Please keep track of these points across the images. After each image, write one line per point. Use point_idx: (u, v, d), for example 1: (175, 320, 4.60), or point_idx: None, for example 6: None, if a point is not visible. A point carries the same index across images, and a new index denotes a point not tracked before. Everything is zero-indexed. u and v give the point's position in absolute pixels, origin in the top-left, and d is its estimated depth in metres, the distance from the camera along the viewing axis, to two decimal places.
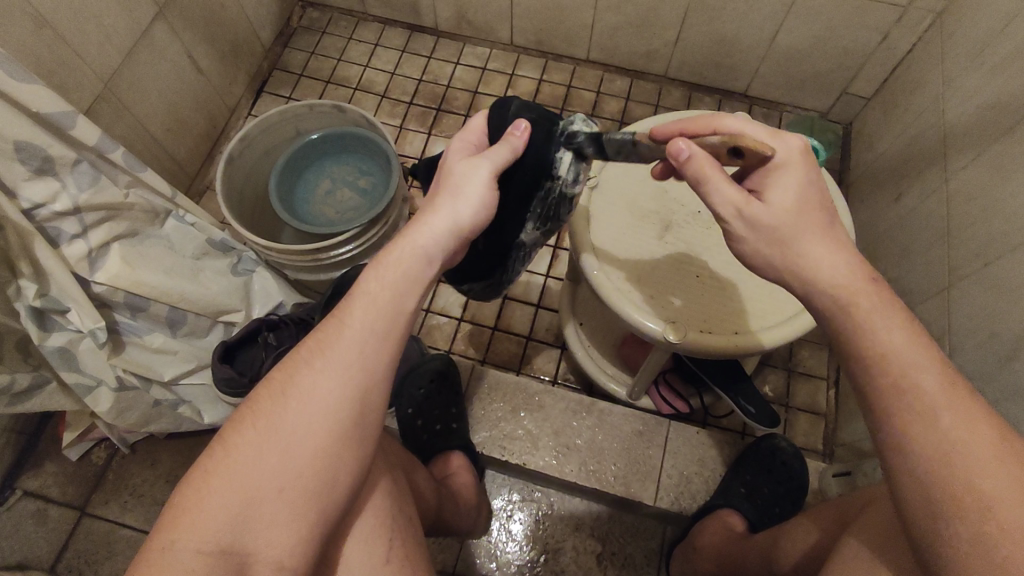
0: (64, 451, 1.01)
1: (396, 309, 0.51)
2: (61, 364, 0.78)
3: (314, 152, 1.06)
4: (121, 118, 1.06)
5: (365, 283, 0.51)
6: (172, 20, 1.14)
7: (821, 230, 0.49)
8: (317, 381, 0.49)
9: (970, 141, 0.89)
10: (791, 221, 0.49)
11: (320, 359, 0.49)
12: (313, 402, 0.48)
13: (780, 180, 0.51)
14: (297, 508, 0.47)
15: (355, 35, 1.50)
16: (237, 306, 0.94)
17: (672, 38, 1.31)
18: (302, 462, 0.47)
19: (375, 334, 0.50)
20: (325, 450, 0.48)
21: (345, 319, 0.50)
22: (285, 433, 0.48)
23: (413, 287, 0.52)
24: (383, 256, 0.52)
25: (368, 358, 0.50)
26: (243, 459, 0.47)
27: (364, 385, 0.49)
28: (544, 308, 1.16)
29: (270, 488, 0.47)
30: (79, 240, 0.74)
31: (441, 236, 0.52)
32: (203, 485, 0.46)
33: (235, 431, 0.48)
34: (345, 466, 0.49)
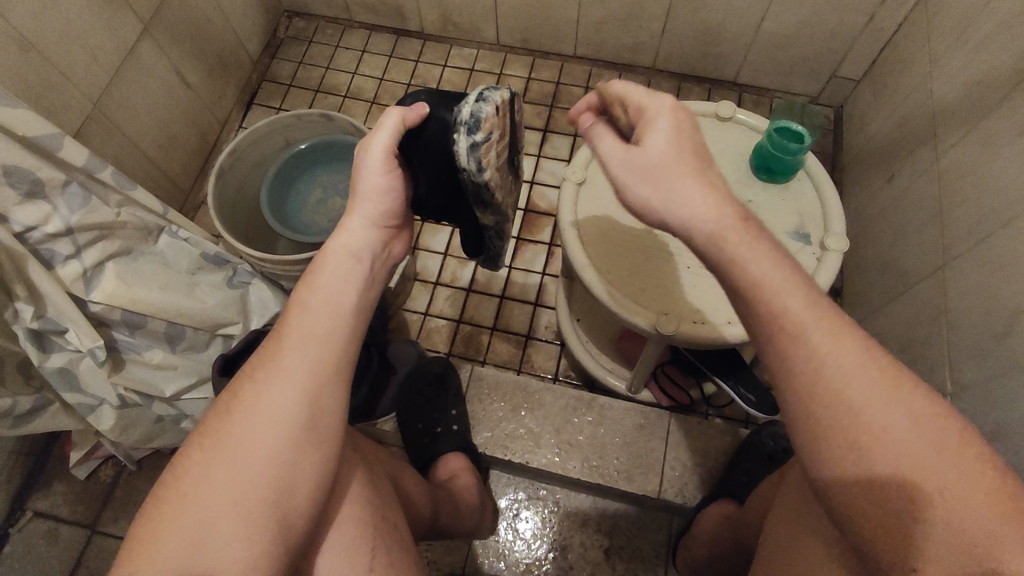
0: (71, 471, 1.02)
1: (334, 309, 0.53)
2: (61, 383, 0.80)
3: (303, 161, 1.06)
4: (112, 138, 1.07)
5: (301, 292, 0.54)
6: (158, 37, 1.14)
7: (693, 186, 0.48)
8: (262, 390, 0.50)
9: (957, 118, 0.88)
10: (662, 180, 0.49)
11: (264, 370, 0.51)
12: (262, 411, 0.50)
13: (648, 133, 0.51)
14: (254, 519, 0.48)
15: (342, 42, 1.51)
16: (233, 318, 0.94)
17: (658, 30, 1.30)
18: (254, 472, 0.48)
19: (315, 338, 0.52)
20: (277, 455, 0.49)
21: (283, 329, 0.52)
22: (234, 446, 0.49)
23: (348, 284, 0.54)
24: (315, 264, 0.55)
25: (311, 361, 0.51)
26: (196, 479, 0.48)
27: (310, 387, 0.51)
28: (542, 306, 1.16)
29: (224, 503, 0.47)
30: (72, 261, 0.75)
31: (364, 233, 0.56)
32: (159, 510, 0.47)
33: (186, 453, 0.49)
34: (300, 470, 0.50)
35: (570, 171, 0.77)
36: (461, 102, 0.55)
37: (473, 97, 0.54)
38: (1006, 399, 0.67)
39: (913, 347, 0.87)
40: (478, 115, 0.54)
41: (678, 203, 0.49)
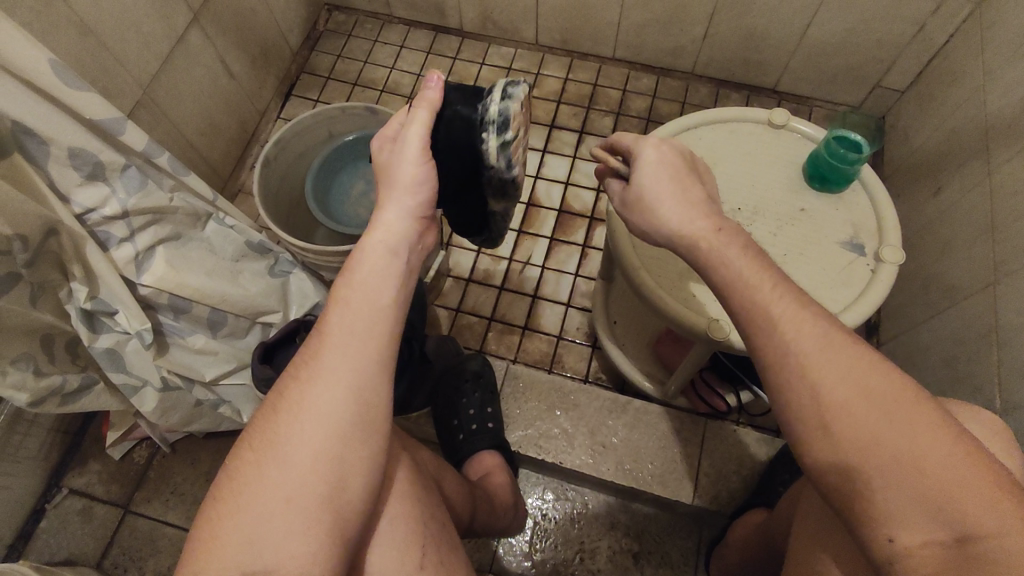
0: (107, 451, 1.03)
1: (373, 303, 0.52)
2: (109, 363, 0.81)
3: (346, 154, 1.06)
4: (159, 124, 1.09)
5: (339, 291, 0.53)
6: (206, 26, 1.16)
7: (673, 204, 0.53)
8: (307, 388, 0.51)
9: (1013, 134, 0.87)
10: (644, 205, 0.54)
11: (306, 370, 0.51)
12: (308, 408, 0.50)
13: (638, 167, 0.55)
14: (308, 513, 0.48)
15: (380, 37, 1.51)
16: (274, 307, 0.94)
17: (700, 34, 1.29)
18: (303, 469, 0.49)
19: (354, 333, 0.51)
20: (324, 450, 0.49)
21: (323, 328, 0.52)
22: (282, 444, 0.49)
23: (387, 279, 0.53)
24: (351, 262, 0.54)
25: (352, 356, 0.51)
26: (249, 477, 0.49)
27: (351, 380, 0.50)
28: (574, 307, 1.16)
29: (278, 501, 0.48)
30: (126, 244, 0.76)
31: (402, 227, 0.54)
32: (218, 507, 0.48)
33: (239, 452, 0.50)
34: (349, 464, 0.50)
35: None
36: (488, 98, 0.56)
37: (500, 93, 0.55)
38: None
39: (959, 363, 0.86)
40: (506, 112, 0.55)
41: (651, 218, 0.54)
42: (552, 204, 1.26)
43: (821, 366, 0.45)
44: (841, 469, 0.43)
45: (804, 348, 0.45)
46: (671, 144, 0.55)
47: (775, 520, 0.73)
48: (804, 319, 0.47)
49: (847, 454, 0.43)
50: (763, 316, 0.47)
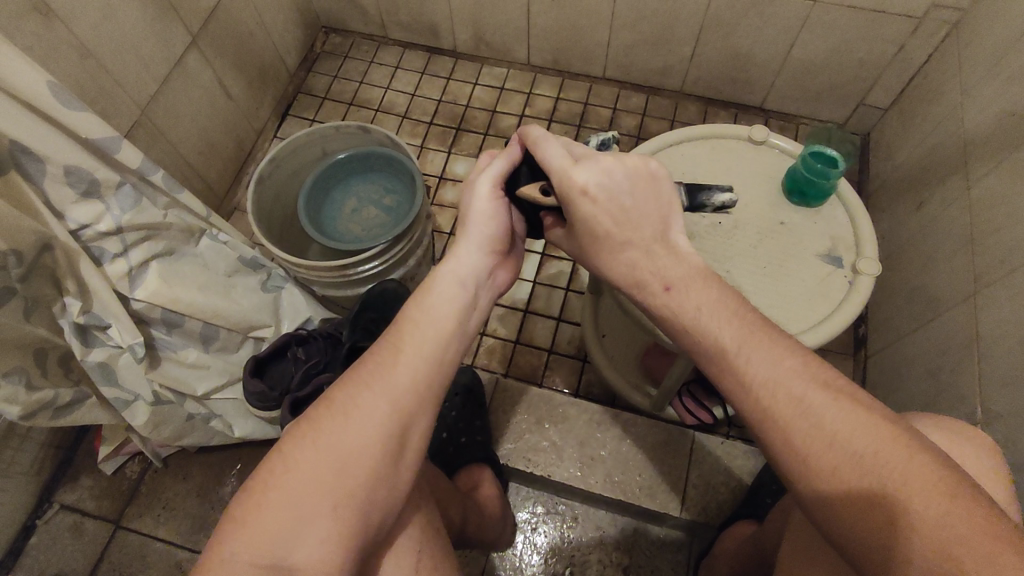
0: (100, 465, 1.04)
1: (448, 329, 0.53)
2: (102, 378, 0.81)
3: (340, 171, 1.09)
4: (157, 143, 1.11)
5: (420, 305, 0.54)
6: (204, 49, 1.19)
7: (619, 249, 0.53)
8: (377, 400, 0.50)
9: (990, 149, 0.89)
10: (596, 249, 0.55)
11: (378, 381, 0.50)
12: (366, 421, 0.49)
13: (579, 209, 0.52)
14: (346, 521, 0.48)
15: (376, 58, 1.55)
16: (266, 321, 0.97)
17: (687, 54, 1.32)
18: (354, 478, 0.48)
19: (427, 358, 0.52)
20: (376, 467, 0.49)
21: (402, 342, 0.52)
22: (339, 450, 0.48)
23: (461, 306, 0.55)
24: (429, 280, 0.55)
25: (423, 381, 0.51)
26: (298, 476, 0.47)
27: (416, 405, 0.51)
28: (565, 321, 1.17)
29: (321, 504, 0.47)
30: (120, 259, 0.78)
31: (479, 259, 0.56)
32: (257, 499, 0.47)
33: (290, 447, 0.49)
34: (391, 483, 0.50)
35: None
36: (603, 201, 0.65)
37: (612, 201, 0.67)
38: None
39: (942, 375, 0.87)
40: None
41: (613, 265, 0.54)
42: None
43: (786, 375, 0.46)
44: (812, 477, 0.44)
45: (769, 363, 0.47)
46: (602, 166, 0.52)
47: (766, 532, 0.73)
48: (772, 330, 0.48)
49: (819, 462, 0.43)
50: (732, 327, 0.49)
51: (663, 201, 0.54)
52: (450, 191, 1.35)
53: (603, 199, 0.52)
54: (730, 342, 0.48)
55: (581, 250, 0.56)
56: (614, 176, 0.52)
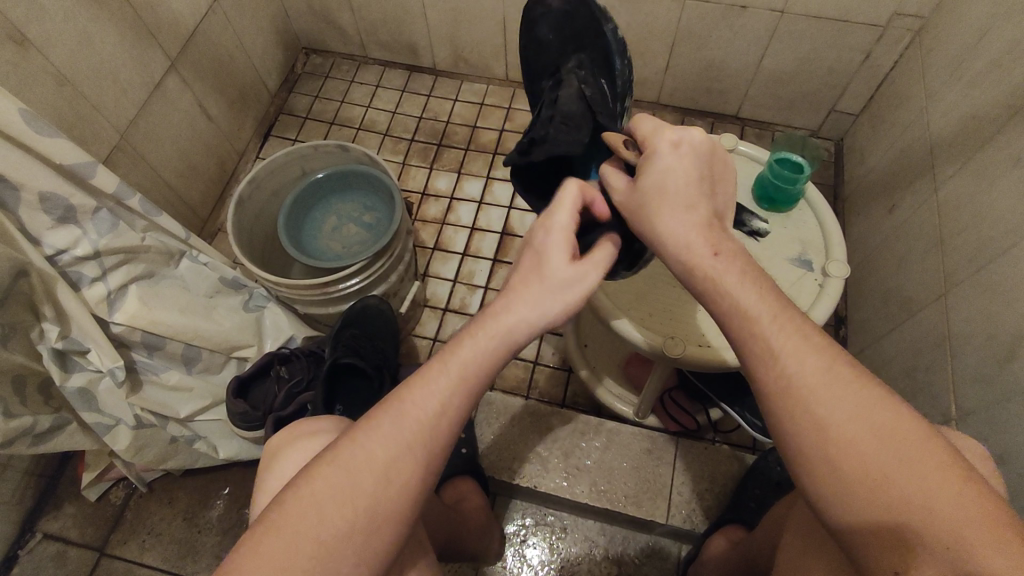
0: (83, 493, 1.03)
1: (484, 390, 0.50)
2: (81, 403, 0.81)
3: (320, 190, 1.09)
4: (137, 167, 1.12)
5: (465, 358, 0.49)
6: (183, 73, 1.20)
7: (675, 208, 0.50)
8: (406, 446, 0.47)
9: (954, 151, 0.91)
10: (650, 204, 0.51)
11: (409, 425, 0.47)
12: (390, 463, 0.46)
13: (653, 164, 0.51)
14: (358, 567, 0.46)
15: (357, 78, 1.57)
16: (249, 341, 0.97)
17: (661, 66, 1.35)
18: (370, 525, 0.46)
19: (462, 405, 0.49)
20: (394, 514, 0.47)
21: (437, 388, 0.48)
22: (360, 495, 0.46)
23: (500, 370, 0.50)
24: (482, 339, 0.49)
25: (454, 429, 0.48)
26: (316, 517, 0.45)
27: (442, 453, 0.48)
28: (549, 332, 1.18)
29: (336, 551, 0.45)
30: (98, 283, 0.78)
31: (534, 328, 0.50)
32: (270, 539, 0.44)
33: (308, 485, 0.46)
34: (405, 531, 0.48)
35: None
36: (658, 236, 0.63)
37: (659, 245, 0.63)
38: (1013, 422, 0.67)
39: (917, 375, 0.88)
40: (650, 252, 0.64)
41: (667, 225, 0.50)
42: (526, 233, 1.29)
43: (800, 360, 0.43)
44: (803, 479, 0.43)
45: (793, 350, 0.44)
46: (694, 135, 0.51)
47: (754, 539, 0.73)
48: None
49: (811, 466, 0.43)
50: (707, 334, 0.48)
51: (663, 185, 0.51)
52: (432, 207, 1.36)
53: (685, 157, 0.51)
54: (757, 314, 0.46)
55: (635, 204, 0.52)
56: (700, 146, 0.52)
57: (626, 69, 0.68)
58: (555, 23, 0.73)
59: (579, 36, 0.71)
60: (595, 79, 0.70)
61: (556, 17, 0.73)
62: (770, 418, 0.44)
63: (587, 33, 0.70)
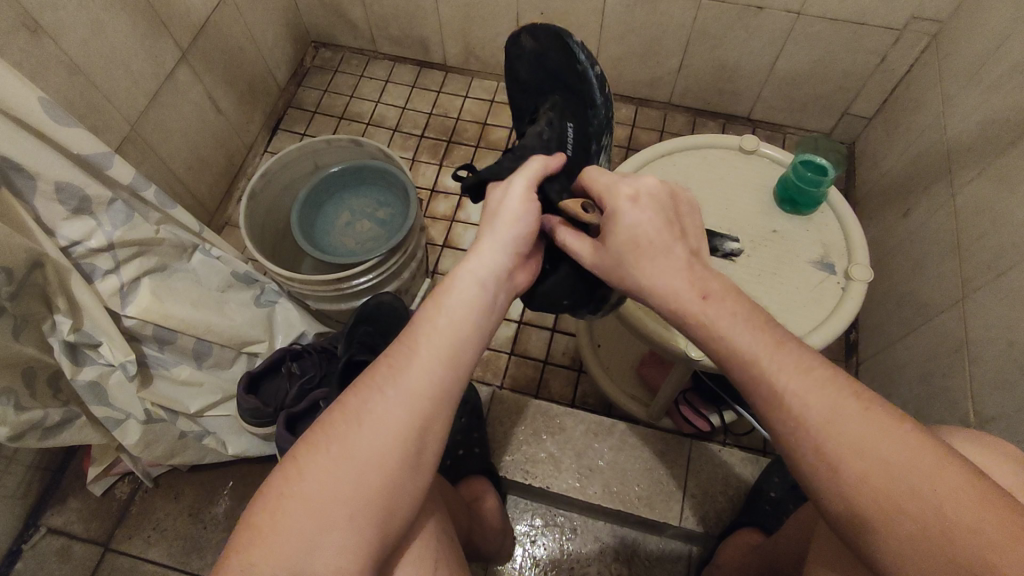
0: (88, 487, 1.02)
1: (464, 339, 0.50)
2: (92, 397, 0.80)
3: (333, 185, 1.08)
4: (146, 159, 1.10)
5: (433, 315, 0.50)
6: (193, 64, 1.18)
7: (660, 256, 0.50)
8: (387, 401, 0.48)
9: (973, 156, 0.91)
10: (628, 258, 0.51)
11: (392, 387, 0.48)
12: (379, 425, 0.48)
13: (624, 216, 0.51)
14: (360, 525, 0.47)
15: (366, 72, 1.56)
16: (260, 336, 0.96)
17: (674, 66, 1.34)
18: (367, 485, 0.47)
19: (442, 361, 0.49)
20: (389, 471, 0.48)
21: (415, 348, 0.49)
22: (355, 457, 0.47)
23: (478, 312, 0.51)
24: (446, 286, 0.51)
25: (438, 385, 0.49)
26: (314, 482, 0.47)
27: (430, 411, 0.49)
28: (560, 332, 1.18)
29: (338, 511, 0.47)
30: (111, 276, 0.77)
31: (495, 262, 0.52)
32: (276, 504, 0.47)
33: (305, 453, 0.48)
34: (406, 491, 0.49)
35: None
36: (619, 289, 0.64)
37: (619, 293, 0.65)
38: None
39: (934, 379, 0.88)
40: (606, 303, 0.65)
41: (653, 277, 0.50)
42: None
43: (814, 394, 0.44)
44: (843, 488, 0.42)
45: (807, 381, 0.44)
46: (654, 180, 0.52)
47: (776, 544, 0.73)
48: (795, 338, 0.46)
49: (850, 474, 0.42)
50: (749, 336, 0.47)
51: (638, 237, 0.50)
52: (442, 203, 1.35)
53: (648, 205, 0.51)
54: (754, 352, 0.46)
55: (616, 261, 0.52)
56: (659, 193, 0.53)
57: (603, 117, 0.67)
58: (529, 64, 0.72)
59: (555, 78, 0.70)
60: (563, 121, 0.66)
61: (532, 57, 0.72)
62: (814, 430, 0.43)
63: (567, 76, 0.68)
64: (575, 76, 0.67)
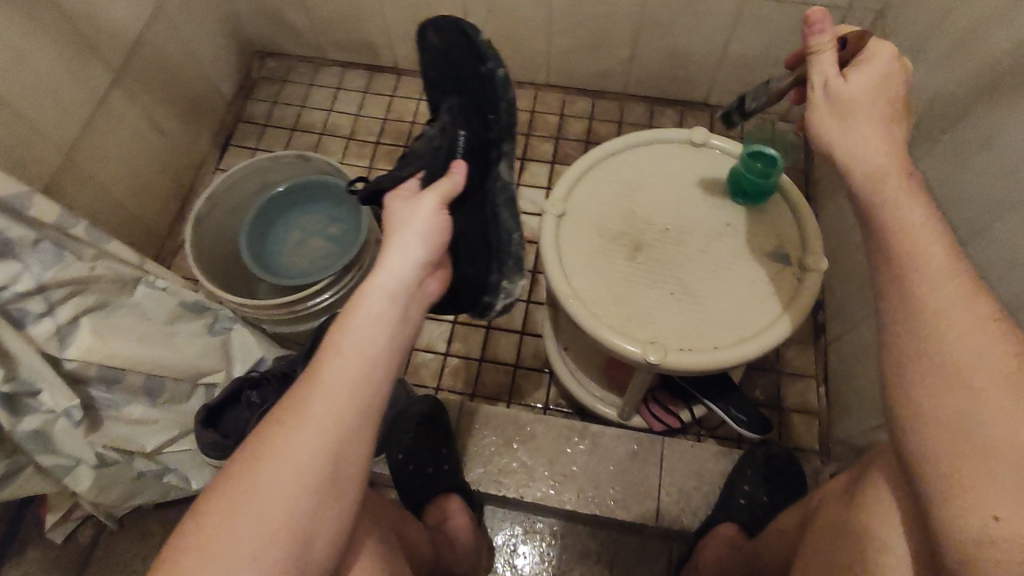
0: (47, 535, 0.98)
1: (373, 356, 0.51)
2: (37, 446, 0.77)
3: (282, 203, 1.05)
4: (84, 188, 1.06)
5: (339, 337, 0.51)
6: (128, 85, 1.14)
7: (878, 126, 0.52)
8: (296, 428, 0.49)
9: (923, 133, 0.91)
10: (856, 114, 0.53)
11: (300, 414, 0.49)
12: (289, 453, 0.48)
13: (865, 73, 0.54)
14: (276, 559, 0.47)
15: (315, 80, 1.51)
16: (214, 366, 0.93)
17: (627, 56, 1.33)
18: (280, 516, 0.47)
19: (349, 382, 0.50)
20: (303, 499, 0.48)
21: (321, 372, 0.50)
22: (266, 489, 0.47)
23: (387, 329, 0.52)
24: (352, 307, 0.52)
25: (346, 407, 0.50)
26: (227, 519, 0.47)
27: (341, 435, 0.49)
28: (528, 335, 1.16)
29: (252, 546, 0.46)
30: (45, 319, 0.73)
31: (401, 277, 0.54)
32: (188, 547, 0.46)
33: (218, 490, 0.48)
34: (323, 518, 0.49)
35: (549, 203, 0.76)
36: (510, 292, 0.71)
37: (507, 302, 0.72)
38: None
39: None
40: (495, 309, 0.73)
41: (857, 144, 0.52)
42: None
43: None
44: None
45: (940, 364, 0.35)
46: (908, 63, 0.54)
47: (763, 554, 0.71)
48: None
49: None
50: None
51: (873, 108, 0.53)
52: None
53: (868, 75, 0.54)
54: None
55: (844, 112, 0.53)
56: (892, 70, 0.54)
57: (504, 122, 0.67)
58: (433, 59, 0.71)
59: (456, 75, 0.69)
60: (456, 129, 0.67)
61: (435, 48, 0.70)
62: None
63: (468, 77, 0.68)
64: (475, 77, 0.67)
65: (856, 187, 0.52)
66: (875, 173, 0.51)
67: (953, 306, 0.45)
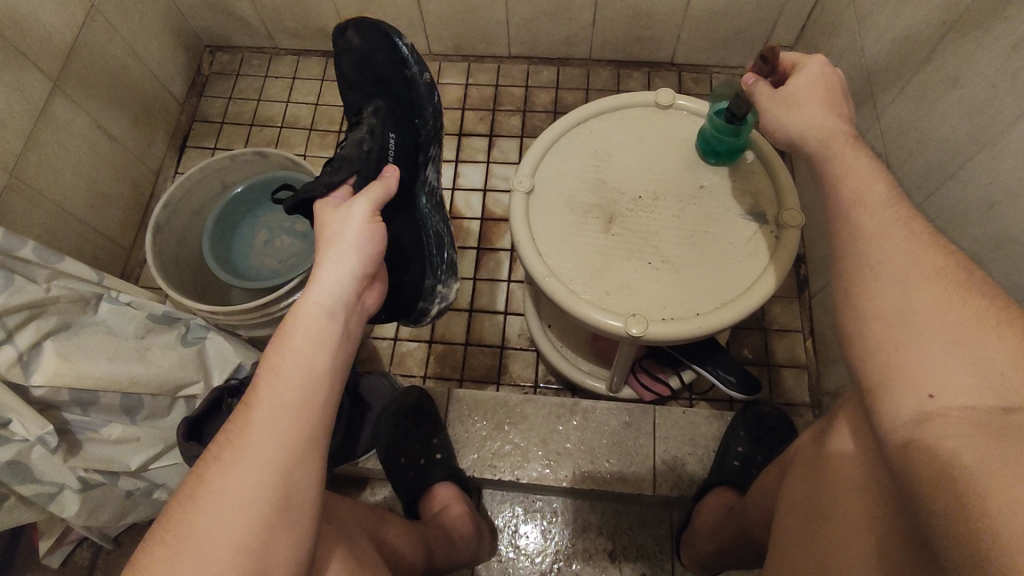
0: (42, 562, 0.96)
1: (313, 371, 0.53)
2: (13, 478, 0.74)
3: (244, 204, 1.02)
4: (36, 206, 1.01)
5: (280, 356, 0.53)
6: (70, 93, 1.08)
7: (823, 106, 0.56)
8: (243, 450, 0.50)
9: (891, 76, 0.89)
10: (800, 101, 0.57)
11: (247, 434, 0.50)
12: (238, 475, 0.49)
13: (802, 75, 0.58)
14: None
15: (270, 71, 1.46)
16: (193, 377, 0.90)
17: (588, 20, 1.29)
18: (234, 538, 0.48)
19: (292, 399, 0.52)
20: (256, 520, 0.49)
21: (263, 392, 0.52)
22: (219, 512, 0.48)
23: (325, 343, 0.54)
24: (290, 325, 0.55)
25: (292, 424, 0.51)
26: (181, 545, 0.48)
27: (289, 452, 0.51)
28: (512, 314, 1.14)
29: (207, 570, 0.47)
30: (5, 346, 0.70)
31: (336, 290, 0.56)
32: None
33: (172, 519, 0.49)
34: (279, 537, 0.49)
35: (517, 180, 0.74)
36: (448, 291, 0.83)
37: (443, 299, 0.83)
38: None
39: None
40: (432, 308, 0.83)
41: (800, 119, 0.56)
42: (473, 214, 1.24)
43: None
44: None
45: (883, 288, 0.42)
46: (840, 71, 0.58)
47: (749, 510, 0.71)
48: None
49: None
50: None
51: (813, 90, 0.57)
52: None
53: (811, 81, 0.57)
54: None
55: (787, 101, 0.57)
56: (826, 74, 0.57)
57: (430, 127, 0.79)
58: (356, 61, 0.77)
59: (382, 81, 0.76)
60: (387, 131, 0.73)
61: (357, 54, 0.76)
62: None
63: (392, 85, 0.76)
64: (402, 81, 0.77)
65: (826, 150, 0.53)
66: (834, 138, 0.53)
67: (911, 255, 0.44)
